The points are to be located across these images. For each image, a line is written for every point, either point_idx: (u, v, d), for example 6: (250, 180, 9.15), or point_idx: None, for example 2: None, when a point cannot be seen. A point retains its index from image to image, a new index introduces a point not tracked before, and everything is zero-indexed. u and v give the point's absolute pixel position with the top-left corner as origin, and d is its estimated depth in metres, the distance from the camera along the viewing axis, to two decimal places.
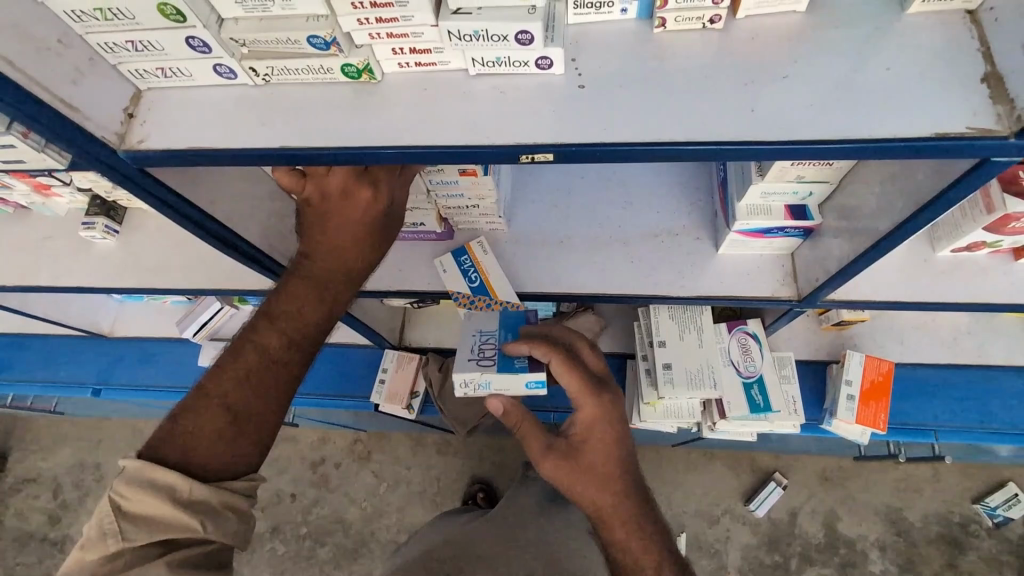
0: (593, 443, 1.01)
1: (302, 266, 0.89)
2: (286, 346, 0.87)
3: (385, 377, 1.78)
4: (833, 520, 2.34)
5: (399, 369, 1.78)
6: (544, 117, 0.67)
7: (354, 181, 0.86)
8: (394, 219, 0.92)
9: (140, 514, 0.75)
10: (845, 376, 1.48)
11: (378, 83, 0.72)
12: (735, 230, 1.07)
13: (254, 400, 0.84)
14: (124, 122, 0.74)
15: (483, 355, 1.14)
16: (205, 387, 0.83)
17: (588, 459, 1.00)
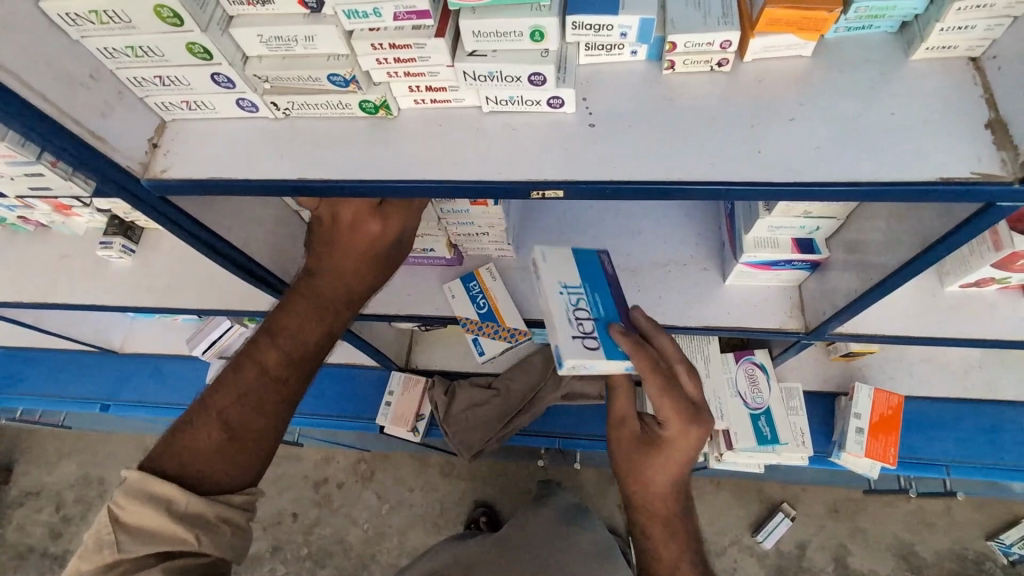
0: (663, 463, 0.97)
1: (306, 286, 0.90)
2: (284, 366, 0.87)
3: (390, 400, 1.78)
4: (843, 554, 2.28)
5: (405, 392, 1.78)
6: (556, 155, 0.69)
7: (365, 211, 0.86)
8: (400, 250, 0.92)
9: (139, 525, 0.74)
10: (853, 409, 1.47)
11: (394, 119, 0.75)
12: (742, 262, 1.09)
13: (252, 419, 0.85)
14: (148, 152, 0.77)
15: (586, 331, 0.89)
16: (207, 402, 0.85)
17: (653, 470, 0.98)
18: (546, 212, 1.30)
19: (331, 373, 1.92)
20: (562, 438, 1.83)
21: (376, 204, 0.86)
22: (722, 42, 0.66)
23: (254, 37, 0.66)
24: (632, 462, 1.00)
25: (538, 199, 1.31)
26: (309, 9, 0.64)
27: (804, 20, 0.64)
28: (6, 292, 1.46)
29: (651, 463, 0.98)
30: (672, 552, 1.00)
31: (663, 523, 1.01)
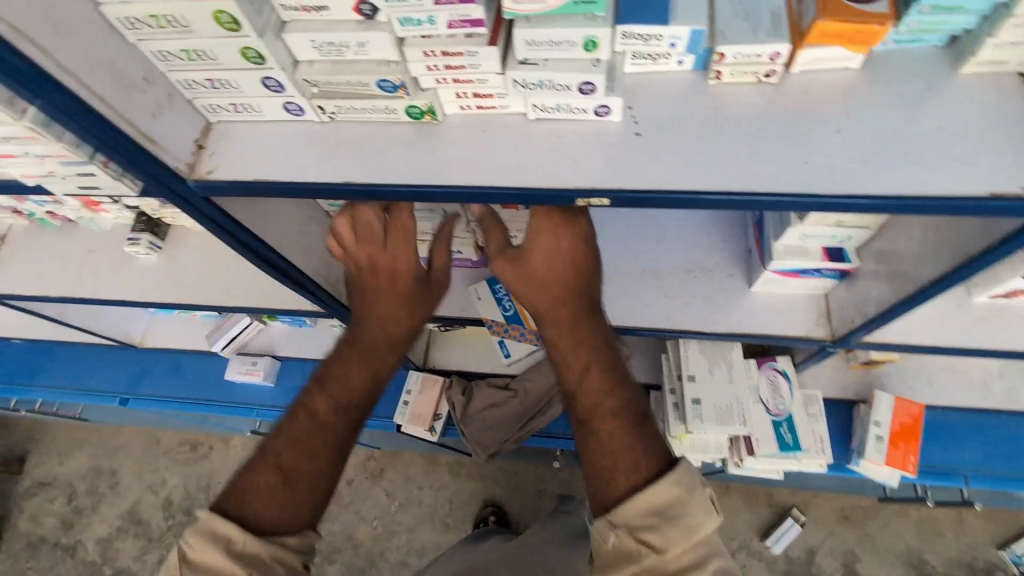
0: (545, 265, 0.86)
1: (352, 334, 0.94)
2: (333, 411, 0.87)
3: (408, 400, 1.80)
4: (852, 560, 2.28)
5: (422, 391, 1.79)
6: (602, 164, 0.70)
7: (384, 255, 0.90)
8: (432, 292, 0.95)
9: (201, 564, 0.72)
10: (873, 417, 1.47)
11: (439, 124, 0.75)
12: (771, 269, 1.10)
13: (310, 464, 0.83)
14: (194, 153, 0.78)
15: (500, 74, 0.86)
16: (262, 450, 0.84)
17: (536, 275, 0.86)
18: None
19: None
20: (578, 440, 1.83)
21: (388, 246, 0.90)
22: (771, 53, 0.66)
23: (307, 43, 0.67)
24: (516, 270, 0.87)
25: None
26: (362, 16, 0.64)
27: (855, 34, 0.64)
28: (34, 285, 1.47)
29: (533, 266, 0.86)
30: (584, 366, 0.86)
31: (567, 336, 0.87)
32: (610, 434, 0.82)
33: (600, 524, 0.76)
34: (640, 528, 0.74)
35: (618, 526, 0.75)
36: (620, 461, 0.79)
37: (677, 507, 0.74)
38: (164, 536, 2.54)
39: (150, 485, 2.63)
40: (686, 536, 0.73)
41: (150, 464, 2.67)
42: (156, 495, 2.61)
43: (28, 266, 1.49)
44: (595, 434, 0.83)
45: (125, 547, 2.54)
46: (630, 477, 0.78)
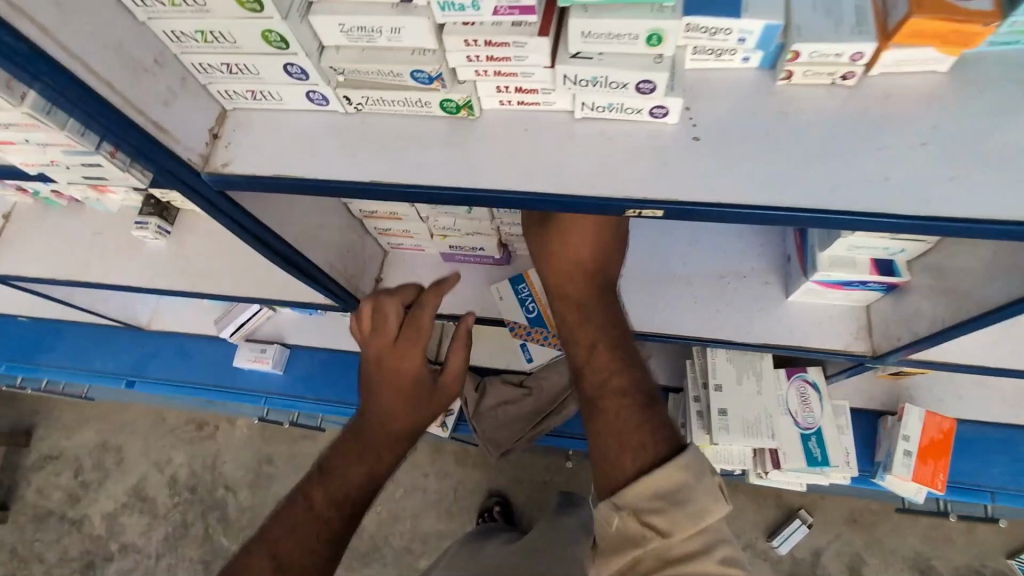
0: (568, 238, 0.84)
1: (356, 426, 0.91)
2: (329, 506, 0.83)
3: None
4: (858, 563, 2.26)
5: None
6: (654, 170, 0.63)
7: (394, 350, 0.91)
8: (439, 394, 0.92)
9: None
10: (902, 431, 1.41)
11: (475, 121, 0.69)
12: (814, 280, 1.04)
13: (300, 559, 0.78)
14: (208, 143, 0.72)
15: None
16: (259, 537, 0.80)
17: (558, 249, 0.84)
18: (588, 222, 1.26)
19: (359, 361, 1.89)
20: None
21: (398, 339, 0.92)
22: (853, 54, 0.59)
23: (335, 27, 0.61)
24: (538, 246, 0.86)
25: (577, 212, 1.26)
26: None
27: (951, 34, 0.57)
28: (40, 267, 1.43)
29: (556, 240, 0.84)
30: (594, 344, 0.81)
31: (578, 310, 0.83)
32: (615, 408, 0.75)
33: (604, 507, 0.68)
34: (645, 511, 0.66)
35: (621, 508, 0.67)
36: (625, 437, 0.71)
37: (685, 491, 0.66)
38: (169, 513, 2.54)
39: (156, 463, 2.62)
40: (695, 522, 0.64)
41: (156, 442, 2.66)
42: (162, 473, 2.60)
43: (33, 246, 1.45)
44: (601, 413, 0.76)
45: (131, 523, 2.55)
46: (638, 459, 0.69)
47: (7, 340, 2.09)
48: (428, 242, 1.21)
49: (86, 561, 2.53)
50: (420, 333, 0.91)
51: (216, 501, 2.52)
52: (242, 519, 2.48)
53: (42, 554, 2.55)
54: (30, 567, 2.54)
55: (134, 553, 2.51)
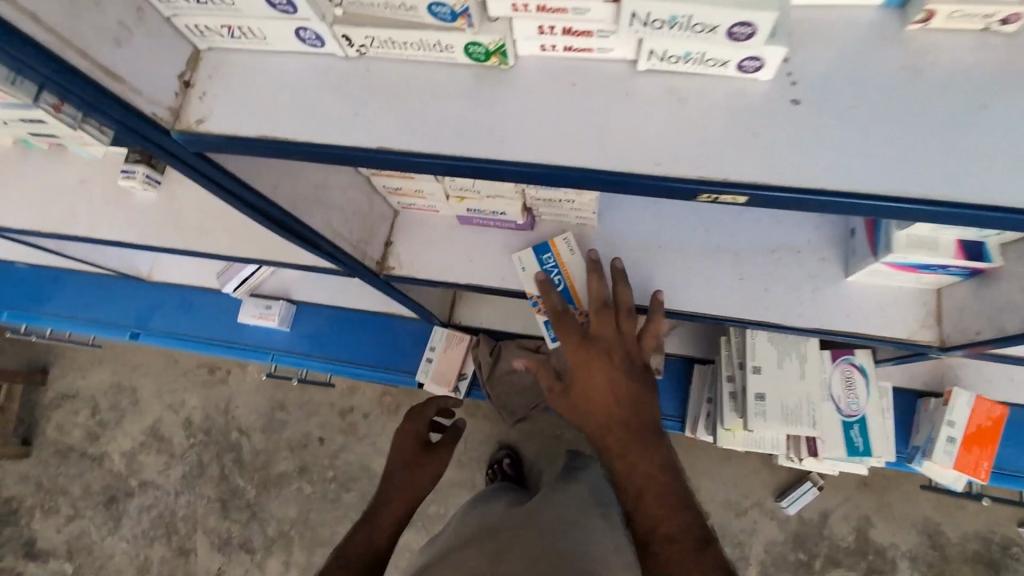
0: (583, 391, 0.89)
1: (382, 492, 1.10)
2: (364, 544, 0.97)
3: (432, 358, 1.69)
4: (867, 527, 2.06)
5: (451, 352, 1.68)
6: (740, 142, 0.49)
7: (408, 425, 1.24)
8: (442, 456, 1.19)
9: None
10: (947, 416, 1.31)
11: (509, 72, 0.54)
12: (884, 262, 0.91)
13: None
14: (179, 93, 0.58)
15: None
16: None
17: (580, 404, 0.89)
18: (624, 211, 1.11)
19: (370, 319, 1.82)
20: None
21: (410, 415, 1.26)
22: None
23: None
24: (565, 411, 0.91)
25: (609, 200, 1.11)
26: None
27: None
28: (23, 217, 1.31)
29: (576, 398, 0.89)
30: (640, 492, 0.82)
31: (618, 458, 0.84)
32: (671, 552, 0.76)
33: None
34: None
35: None
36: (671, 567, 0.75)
37: None
38: (186, 453, 2.57)
39: (170, 405, 2.63)
40: None
41: (169, 385, 2.65)
42: (177, 414, 2.61)
43: (9, 192, 1.30)
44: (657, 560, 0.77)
45: (149, 462, 2.58)
46: None
47: (9, 285, 2.02)
48: (443, 204, 1.08)
49: (109, 495, 2.58)
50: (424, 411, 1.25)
51: (230, 444, 2.54)
52: (256, 462, 2.50)
53: (67, 488, 2.61)
54: (56, 499, 2.60)
55: (153, 490, 2.55)
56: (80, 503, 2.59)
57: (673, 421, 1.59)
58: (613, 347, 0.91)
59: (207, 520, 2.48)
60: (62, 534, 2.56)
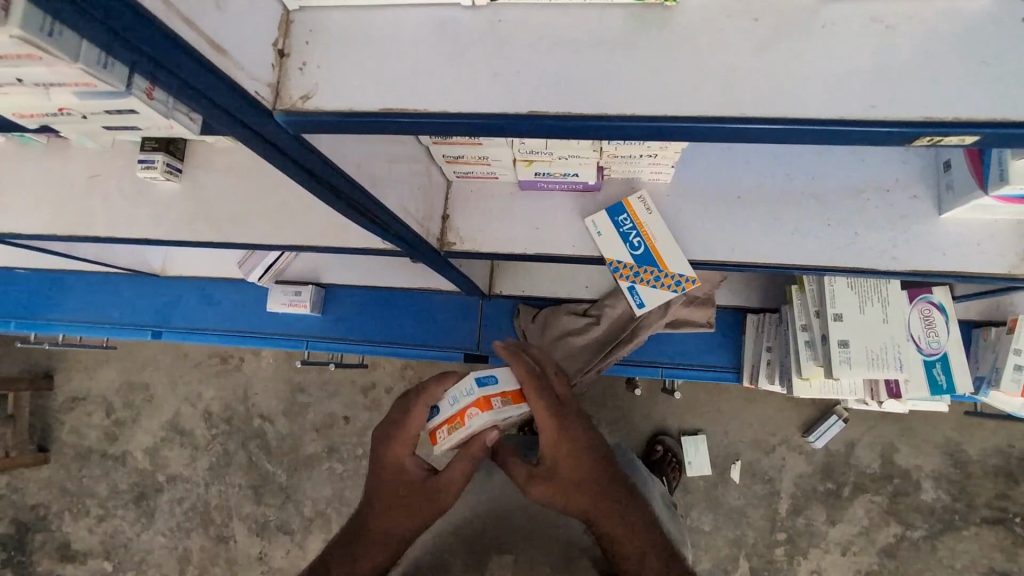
0: (569, 472, 0.78)
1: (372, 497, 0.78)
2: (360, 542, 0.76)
3: (462, 411, 0.82)
4: (891, 452, 2.05)
5: (454, 436, 0.82)
6: (967, 73, 0.42)
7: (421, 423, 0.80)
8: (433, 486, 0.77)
9: None
10: (1014, 345, 1.30)
11: (673, 10, 0.46)
12: (995, 196, 0.86)
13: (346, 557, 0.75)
14: (275, 65, 0.50)
15: None
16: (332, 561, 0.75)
17: (571, 484, 0.77)
18: (698, 166, 1.04)
19: (402, 296, 1.74)
20: (666, 367, 1.59)
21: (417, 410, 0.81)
22: None
23: None
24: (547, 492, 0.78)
25: (681, 152, 1.04)
26: None
27: None
28: (31, 221, 1.20)
29: (567, 479, 0.78)
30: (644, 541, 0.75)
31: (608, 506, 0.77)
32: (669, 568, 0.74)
33: None
34: None
35: None
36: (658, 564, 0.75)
37: None
38: (210, 444, 2.52)
39: (187, 398, 2.57)
40: None
41: (184, 378, 2.58)
42: (195, 407, 2.55)
43: (9, 193, 1.18)
44: None
45: (173, 455, 2.54)
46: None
47: (9, 293, 1.91)
48: (507, 169, 1.00)
49: (137, 492, 2.54)
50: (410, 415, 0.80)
51: (255, 431, 2.49)
52: (284, 446, 2.46)
53: (93, 489, 2.56)
54: (84, 501, 2.56)
55: (183, 483, 2.52)
56: (109, 502, 2.55)
57: (731, 372, 1.58)
58: (577, 415, 0.82)
59: (241, 507, 2.45)
60: (96, 534, 2.54)
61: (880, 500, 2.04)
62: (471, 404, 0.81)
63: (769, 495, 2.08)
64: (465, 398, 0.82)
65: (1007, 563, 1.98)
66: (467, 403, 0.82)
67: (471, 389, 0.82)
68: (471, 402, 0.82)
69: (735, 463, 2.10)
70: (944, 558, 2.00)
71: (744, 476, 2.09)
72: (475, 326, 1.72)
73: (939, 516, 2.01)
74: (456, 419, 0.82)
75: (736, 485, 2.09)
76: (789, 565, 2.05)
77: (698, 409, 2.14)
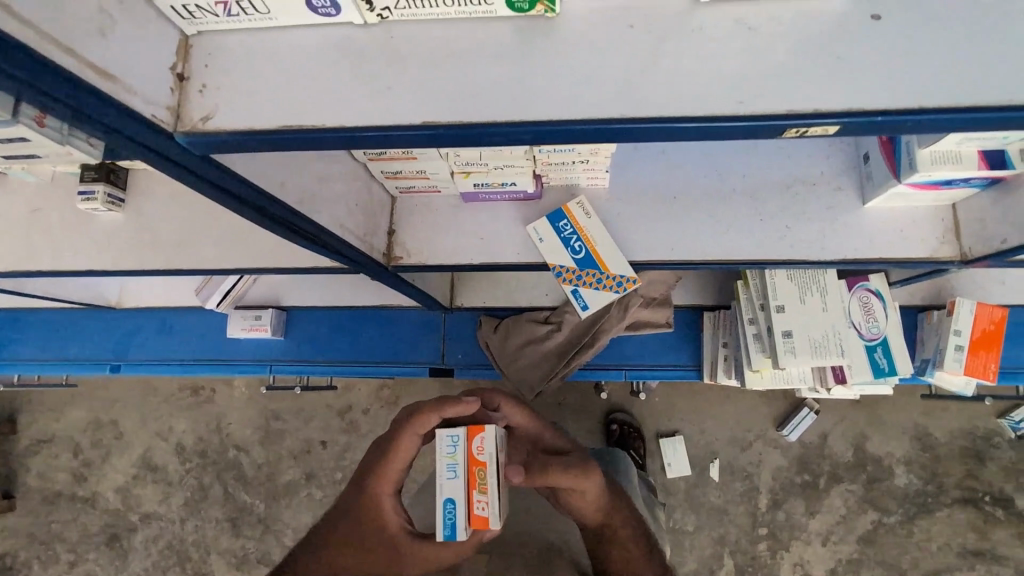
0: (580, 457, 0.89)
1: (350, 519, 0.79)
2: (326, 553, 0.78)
3: (467, 463, 0.82)
4: (863, 440, 2.09)
5: (489, 488, 0.80)
6: (825, 69, 0.45)
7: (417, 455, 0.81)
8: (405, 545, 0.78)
9: None
10: (954, 327, 1.35)
11: (556, 21, 0.49)
12: (910, 183, 0.90)
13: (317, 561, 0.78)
14: (174, 88, 0.51)
15: None
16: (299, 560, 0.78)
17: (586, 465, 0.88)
18: (633, 171, 1.07)
19: (365, 314, 1.74)
20: (629, 369, 1.61)
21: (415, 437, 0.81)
22: None
23: None
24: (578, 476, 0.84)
25: (614, 159, 1.07)
26: None
27: None
28: None
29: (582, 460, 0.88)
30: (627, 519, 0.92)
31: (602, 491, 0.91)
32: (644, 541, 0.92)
33: None
34: None
35: None
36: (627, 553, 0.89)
37: None
38: (184, 479, 2.46)
39: (158, 433, 2.50)
40: None
41: (154, 413, 2.52)
42: (167, 441, 2.49)
43: None
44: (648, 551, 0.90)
45: (146, 493, 2.46)
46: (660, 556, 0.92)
47: None
48: (446, 182, 1.02)
49: (110, 533, 2.46)
50: (403, 449, 0.80)
51: (230, 462, 2.44)
52: (261, 475, 2.41)
53: (63, 534, 2.47)
54: (53, 547, 2.47)
55: (157, 521, 2.44)
56: (80, 547, 2.46)
57: (692, 370, 1.60)
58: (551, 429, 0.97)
59: (219, 541, 2.39)
60: None
61: (856, 488, 2.07)
62: (468, 447, 0.83)
63: (749, 491, 2.10)
64: (458, 453, 0.83)
65: (981, 542, 2.02)
66: (465, 457, 0.83)
67: (456, 437, 0.83)
68: (466, 453, 0.83)
69: (713, 461, 2.11)
70: (921, 541, 2.03)
71: (723, 474, 2.11)
72: (439, 341, 1.72)
73: (913, 499, 2.05)
74: (473, 481, 0.81)
75: (716, 483, 2.11)
76: (772, 559, 2.06)
77: (674, 410, 2.16)
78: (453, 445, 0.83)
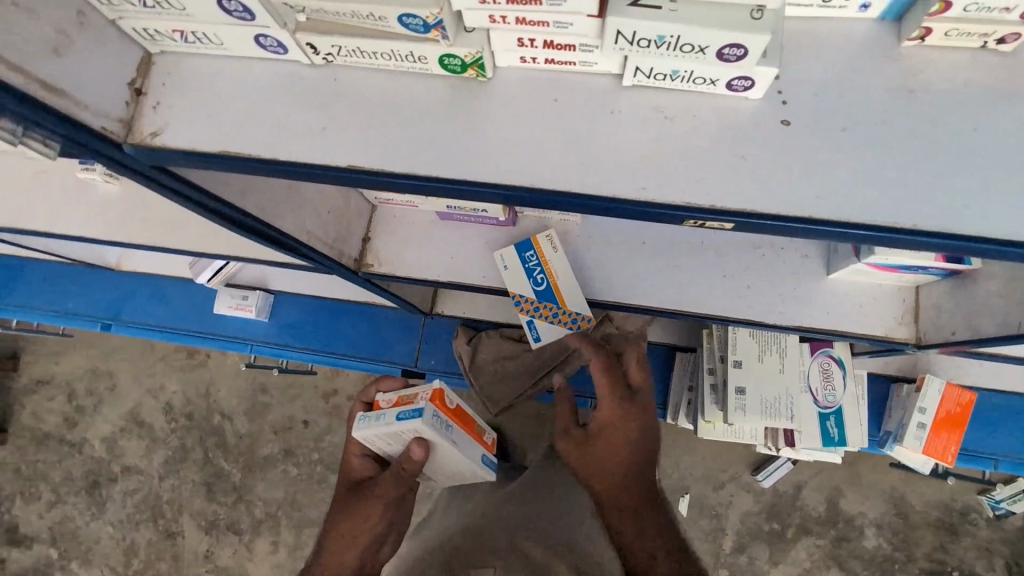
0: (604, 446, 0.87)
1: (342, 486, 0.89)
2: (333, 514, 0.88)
3: (391, 406, 0.81)
4: (837, 496, 2.07)
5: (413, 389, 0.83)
6: (727, 166, 0.48)
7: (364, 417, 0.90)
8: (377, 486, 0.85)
9: None
10: (919, 403, 1.34)
11: (487, 84, 0.52)
12: (867, 263, 0.90)
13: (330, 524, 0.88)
14: (130, 102, 0.54)
15: None
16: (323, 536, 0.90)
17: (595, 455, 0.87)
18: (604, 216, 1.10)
19: (350, 308, 1.77)
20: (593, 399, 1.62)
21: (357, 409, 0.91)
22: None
23: None
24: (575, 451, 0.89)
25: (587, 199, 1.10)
26: None
27: None
28: None
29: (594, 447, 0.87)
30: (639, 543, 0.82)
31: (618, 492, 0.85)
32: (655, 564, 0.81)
33: None
34: None
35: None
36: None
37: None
38: (168, 438, 2.51)
39: (150, 390, 2.56)
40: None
41: (147, 370, 2.59)
42: (157, 399, 2.55)
43: None
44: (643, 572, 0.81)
45: (130, 446, 2.53)
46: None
47: None
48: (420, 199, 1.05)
49: (91, 480, 2.53)
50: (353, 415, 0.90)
51: (213, 428, 2.49)
52: (240, 445, 2.46)
53: (47, 474, 2.55)
54: (36, 485, 2.55)
55: (137, 474, 2.50)
56: (62, 489, 2.54)
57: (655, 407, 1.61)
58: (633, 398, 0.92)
59: (192, 503, 2.45)
60: (45, 519, 2.52)
61: (822, 543, 2.05)
62: (378, 407, 0.83)
63: (715, 530, 2.09)
64: (370, 414, 0.81)
65: None
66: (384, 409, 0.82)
67: (362, 416, 0.82)
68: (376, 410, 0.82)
69: (683, 496, 2.08)
70: None
71: (692, 509, 2.10)
72: (415, 344, 1.75)
73: (879, 563, 2.03)
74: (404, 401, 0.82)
75: (684, 518, 2.10)
76: None
77: None
78: (365, 416, 0.81)
